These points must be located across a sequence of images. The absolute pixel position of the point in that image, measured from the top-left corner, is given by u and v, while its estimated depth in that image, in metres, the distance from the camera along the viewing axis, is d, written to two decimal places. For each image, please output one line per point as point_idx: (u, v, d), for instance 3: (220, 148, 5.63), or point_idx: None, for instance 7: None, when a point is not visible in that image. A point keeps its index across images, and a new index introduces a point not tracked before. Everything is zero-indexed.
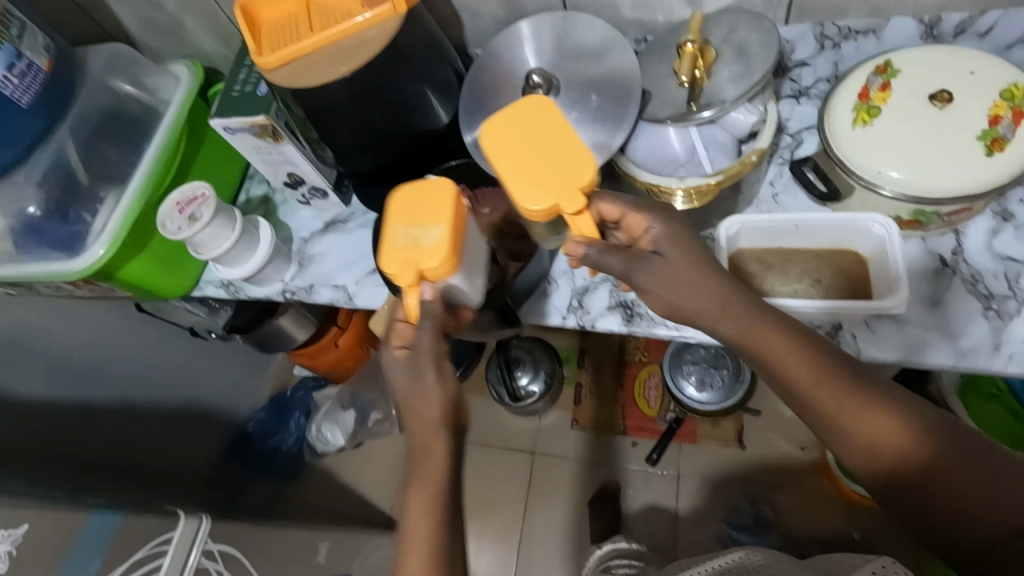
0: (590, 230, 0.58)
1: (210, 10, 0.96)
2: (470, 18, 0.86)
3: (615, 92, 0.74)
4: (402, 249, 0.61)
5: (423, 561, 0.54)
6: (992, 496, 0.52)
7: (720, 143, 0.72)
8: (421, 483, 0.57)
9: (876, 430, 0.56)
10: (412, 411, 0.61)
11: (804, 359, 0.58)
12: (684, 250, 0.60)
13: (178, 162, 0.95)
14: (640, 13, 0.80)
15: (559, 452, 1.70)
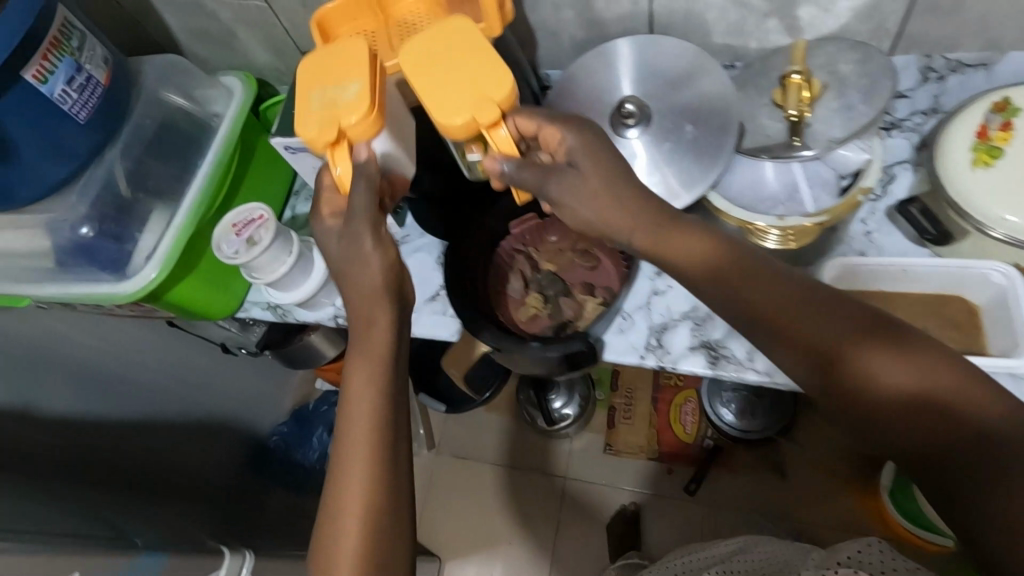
0: (508, 147, 0.57)
1: (267, 22, 0.92)
2: (546, 39, 0.81)
3: (713, 122, 0.69)
4: (320, 110, 0.60)
5: (363, 442, 0.60)
6: (968, 408, 0.48)
7: (824, 181, 0.68)
8: (361, 358, 0.62)
9: (841, 360, 0.52)
10: (349, 279, 0.63)
11: (749, 284, 0.55)
12: (601, 158, 0.58)
13: (230, 179, 0.90)
14: (731, 39, 0.75)
15: (591, 478, 1.66)
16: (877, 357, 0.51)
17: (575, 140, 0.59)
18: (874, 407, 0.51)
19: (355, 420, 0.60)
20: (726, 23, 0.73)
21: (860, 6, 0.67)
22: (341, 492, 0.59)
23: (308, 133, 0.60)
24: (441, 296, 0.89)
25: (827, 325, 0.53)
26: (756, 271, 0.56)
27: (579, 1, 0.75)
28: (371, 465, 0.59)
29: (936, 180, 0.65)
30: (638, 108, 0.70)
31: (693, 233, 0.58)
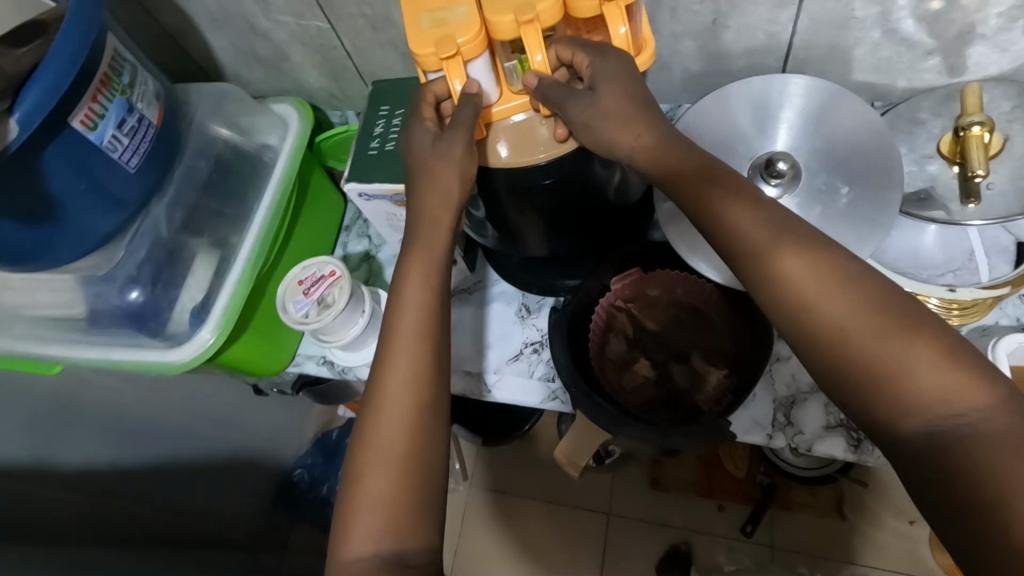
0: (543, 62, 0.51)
1: (328, 45, 0.81)
2: (657, 71, 0.72)
3: (874, 184, 0.59)
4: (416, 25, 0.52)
5: (414, 332, 0.51)
6: (929, 385, 0.38)
7: (1002, 247, 0.61)
8: (421, 250, 0.54)
9: (788, 290, 0.43)
10: (430, 183, 0.54)
11: (695, 196, 0.48)
12: (623, 70, 0.50)
13: (286, 221, 0.81)
14: (874, 76, 0.67)
15: (632, 512, 1.40)
16: (831, 294, 0.42)
17: (610, 57, 0.50)
18: (824, 355, 0.42)
19: (398, 325, 0.52)
20: (875, 62, 0.65)
21: None
22: (380, 400, 0.50)
23: (417, 49, 0.51)
24: (524, 355, 0.80)
25: (778, 247, 0.44)
26: (706, 179, 0.47)
27: (706, 32, 0.66)
28: (415, 372, 0.50)
29: None
30: (789, 167, 0.58)
31: (671, 141, 0.50)
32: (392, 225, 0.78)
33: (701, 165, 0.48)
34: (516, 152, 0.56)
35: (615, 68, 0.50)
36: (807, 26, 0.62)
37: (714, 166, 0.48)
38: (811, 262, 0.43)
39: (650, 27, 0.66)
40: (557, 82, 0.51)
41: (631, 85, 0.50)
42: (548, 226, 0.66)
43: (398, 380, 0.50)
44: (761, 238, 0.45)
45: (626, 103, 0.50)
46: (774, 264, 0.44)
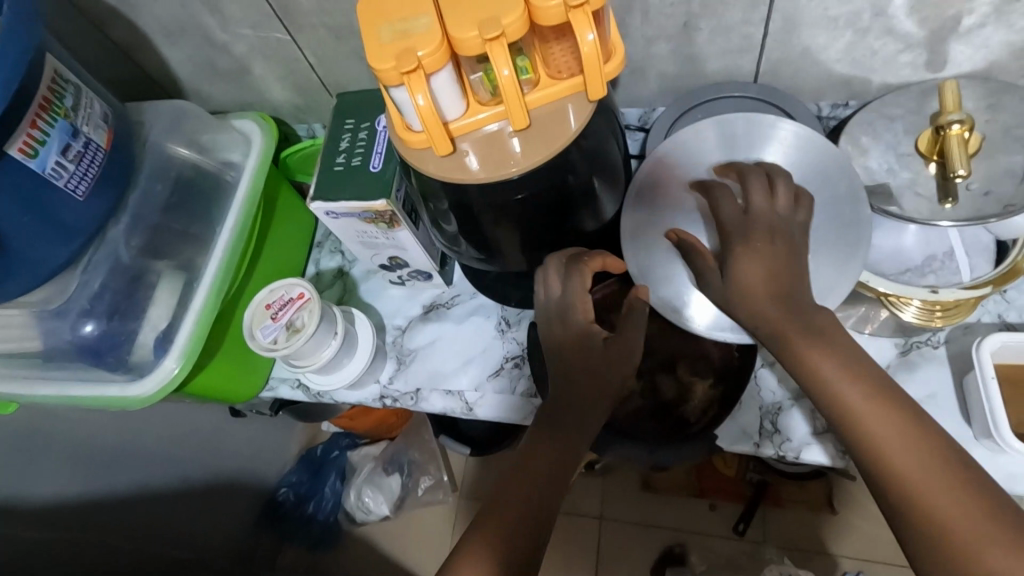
0: (507, 74, 0.48)
1: (291, 57, 0.78)
2: (631, 75, 0.71)
3: (835, 258, 0.58)
4: (377, 40, 0.48)
5: (561, 439, 0.55)
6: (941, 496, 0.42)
7: (982, 246, 0.61)
8: (594, 370, 0.57)
9: (887, 460, 0.44)
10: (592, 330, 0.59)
11: (799, 354, 0.49)
12: (761, 240, 0.52)
13: (252, 241, 0.77)
14: (851, 74, 0.66)
15: (625, 516, 1.38)
16: (928, 471, 0.43)
17: (765, 242, 0.52)
18: (913, 529, 0.42)
19: (532, 454, 0.54)
20: (853, 59, 0.64)
21: (1019, 41, 0.58)
22: (498, 515, 0.51)
23: (376, 63, 0.47)
24: (505, 369, 0.78)
25: (878, 416, 0.45)
26: (814, 341, 0.49)
27: (679, 35, 0.64)
28: (539, 501, 0.51)
29: None
30: None
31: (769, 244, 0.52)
32: (363, 243, 0.76)
33: (809, 326, 0.50)
34: (488, 167, 0.53)
35: (762, 241, 0.52)
36: (781, 26, 0.61)
37: (823, 326, 0.50)
38: (908, 437, 0.44)
39: (622, 31, 0.64)
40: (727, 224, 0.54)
41: (781, 269, 0.52)
42: (525, 240, 0.64)
43: (522, 500, 0.51)
44: (861, 404, 0.46)
45: (757, 265, 0.52)
46: (870, 431, 0.45)
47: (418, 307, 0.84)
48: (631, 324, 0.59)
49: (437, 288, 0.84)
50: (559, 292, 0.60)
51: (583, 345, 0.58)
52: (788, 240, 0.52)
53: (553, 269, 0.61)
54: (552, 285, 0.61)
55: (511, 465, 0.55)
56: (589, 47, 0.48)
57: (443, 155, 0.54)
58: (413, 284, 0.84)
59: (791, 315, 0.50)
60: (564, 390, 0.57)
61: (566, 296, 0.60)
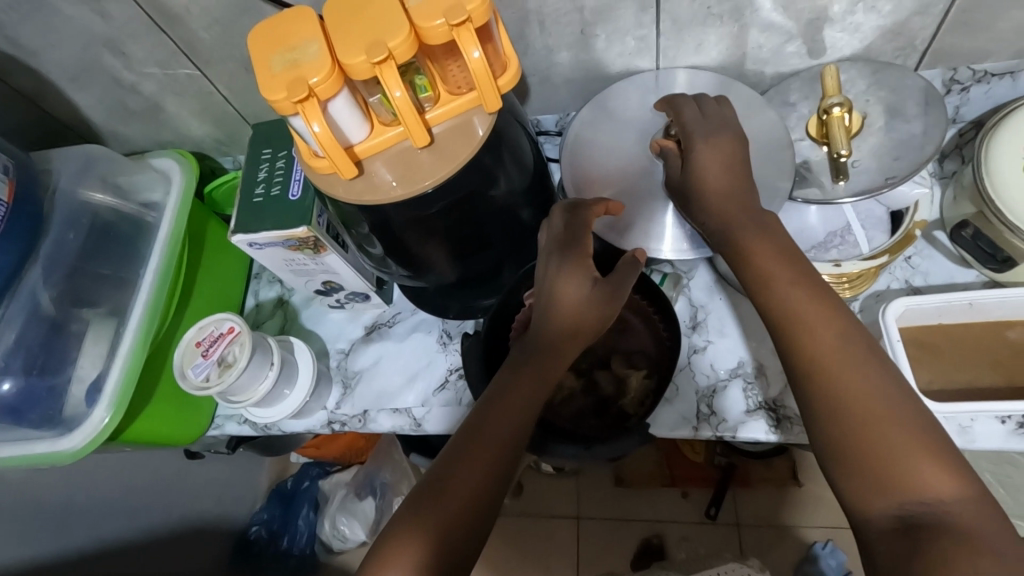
0: (401, 93, 0.49)
1: (204, 91, 0.78)
2: (540, 83, 0.73)
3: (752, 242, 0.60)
4: (271, 72, 0.48)
5: (521, 404, 0.53)
6: (882, 428, 0.43)
7: (877, 218, 0.64)
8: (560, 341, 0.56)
9: (814, 359, 0.46)
10: (576, 279, 0.58)
11: (762, 278, 0.51)
12: (727, 146, 0.58)
13: (180, 279, 0.76)
14: (745, 66, 0.69)
15: (600, 512, 1.39)
16: (849, 369, 0.45)
17: (727, 140, 0.58)
18: (825, 423, 0.45)
19: (504, 402, 0.53)
20: (743, 53, 0.67)
21: (886, 25, 0.62)
22: (459, 470, 0.49)
23: (269, 95, 0.48)
24: (450, 382, 0.78)
25: (822, 332, 0.47)
26: (761, 243, 0.53)
27: (578, 42, 0.66)
28: (501, 456, 0.51)
29: (991, 201, 0.60)
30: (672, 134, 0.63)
31: (732, 153, 0.58)
32: (294, 270, 0.75)
33: (759, 230, 0.54)
34: (402, 182, 0.54)
35: (726, 147, 0.58)
36: (670, 26, 0.64)
37: (771, 232, 0.54)
38: (856, 369, 0.45)
39: (523, 42, 0.67)
40: (698, 120, 0.60)
41: (738, 168, 0.57)
42: (451, 251, 0.65)
43: (485, 460, 0.50)
44: (817, 335, 0.47)
45: (719, 171, 0.57)
46: (812, 349, 0.47)
47: (359, 329, 0.84)
48: (624, 279, 0.59)
49: (377, 307, 0.84)
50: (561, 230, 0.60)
51: (583, 287, 0.57)
52: (738, 139, 0.58)
53: (558, 211, 0.62)
54: (556, 227, 0.61)
55: (475, 414, 0.53)
56: (476, 62, 0.49)
57: (352, 178, 0.54)
58: (352, 307, 0.84)
59: (753, 229, 0.54)
60: (532, 358, 0.56)
61: (573, 234, 0.60)
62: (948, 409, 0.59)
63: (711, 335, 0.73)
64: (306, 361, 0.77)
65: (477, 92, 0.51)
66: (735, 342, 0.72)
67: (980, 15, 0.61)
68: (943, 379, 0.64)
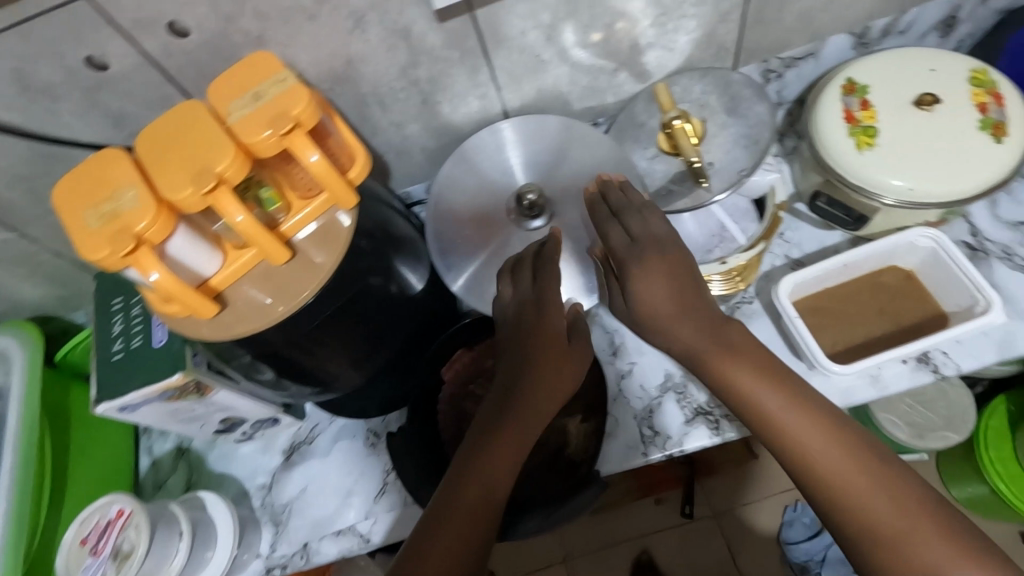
0: (245, 215, 0.45)
1: (29, 252, 0.69)
2: (397, 158, 0.71)
3: None
4: (89, 228, 0.43)
5: (490, 474, 0.51)
6: (910, 538, 0.43)
7: (743, 210, 0.69)
8: (525, 408, 0.55)
9: (815, 461, 0.47)
10: (540, 329, 0.57)
11: (753, 404, 0.51)
12: (676, 264, 0.54)
13: (47, 468, 0.66)
14: (587, 99, 0.71)
15: (585, 549, 1.35)
16: (847, 464, 0.46)
17: (664, 264, 0.54)
18: (841, 518, 0.46)
19: (478, 467, 0.52)
20: (581, 88, 0.69)
21: (697, 37, 0.67)
22: (433, 540, 0.48)
23: (90, 255, 0.42)
24: (390, 483, 0.72)
25: (825, 451, 0.47)
26: (730, 357, 0.52)
27: (422, 113, 0.66)
28: (474, 526, 0.49)
29: (835, 171, 0.65)
30: (535, 195, 0.64)
31: (677, 268, 0.54)
32: (183, 419, 0.67)
33: (725, 343, 0.53)
34: (273, 305, 0.49)
35: (666, 260, 0.54)
36: (506, 80, 0.64)
37: (739, 348, 0.52)
38: (866, 476, 0.46)
39: (368, 124, 0.65)
40: (632, 244, 0.55)
41: (683, 289, 0.53)
42: (352, 353, 0.60)
43: (456, 535, 0.48)
44: (818, 453, 0.47)
45: (669, 292, 0.53)
46: (819, 469, 0.47)
47: (276, 456, 0.77)
48: (582, 341, 0.59)
49: (290, 426, 0.77)
50: (526, 287, 0.60)
51: (555, 341, 0.57)
52: (679, 256, 0.54)
53: (520, 269, 0.61)
54: (524, 277, 0.60)
55: (449, 477, 0.52)
56: (316, 164, 0.47)
57: (213, 314, 0.49)
58: (262, 435, 0.77)
59: (720, 349, 0.52)
60: (496, 429, 0.54)
61: (537, 289, 0.59)
62: (858, 367, 0.62)
63: (633, 356, 0.73)
64: (223, 512, 0.68)
65: (327, 192, 0.49)
66: (657, 357, 0.73)
67: (771, 13, 0.67)
68: (844, 338, 0.67)
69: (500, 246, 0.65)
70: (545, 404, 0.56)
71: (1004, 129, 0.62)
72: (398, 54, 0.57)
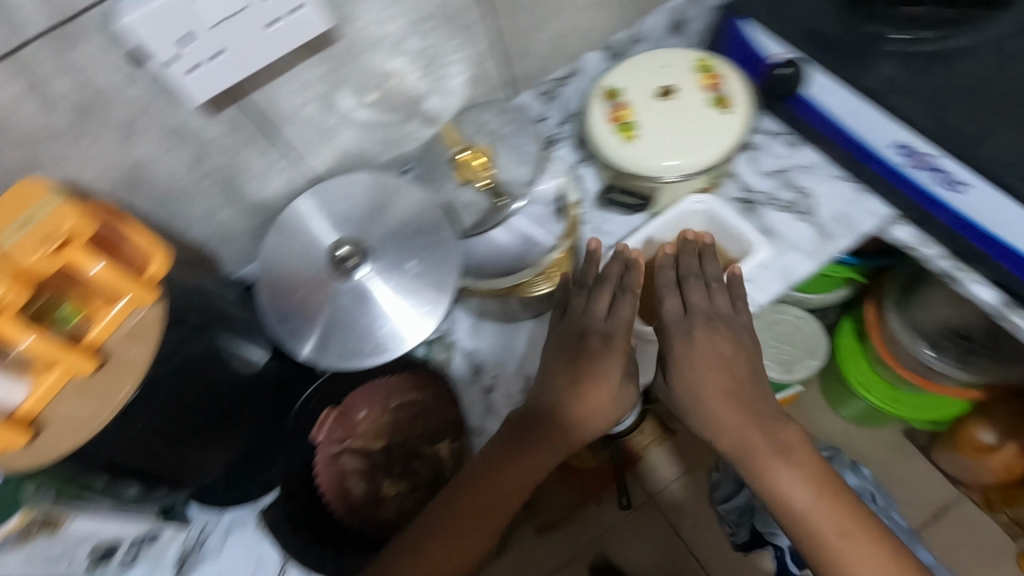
0: (36, 334, 0.47)
1: None
2: (220, 244, 0.73)
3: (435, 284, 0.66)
4: None
5: (486, 492, 0.66)
6: None
7: (545, 217, 0.73)
8: (546, 449, 0.68)
9: (817, 525, 0.63)
10: (594, 380, 0.67)
11: (825, 546, 0.63)
12: (725, 351, 0.69)
13: None
14: (389, 150, 0.77)
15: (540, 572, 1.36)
16: (839, 533, 0.63)
17: (729, 341, 0.70)
18: None
19: (487, 482, 0.66)
20: (377, 142, 0.75)
21: (467, 78, 0.75)
22: (426, 546, 0.64)
23: None
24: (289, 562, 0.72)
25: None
26: (788, 465, 0.65)
27: (229, 197, 0.68)
28: (466, 539, 0.65)
29: (614, 166, 0.75)
30: (351, 249, 0.67)
31: (738, 363, 0.69)
32: None
33: (783, 449, 0.66)
34: (90, 415, 0.49)
35: (715, 346, 0.69)
36: (303, 150, 0.69)
37: (794, 453, 0.66)
38: None
39: (176, 219, 0.66)
40: (706, 307, 0.71)
41: (735, 373, 0.69)
42: (201, 441, 0.62)
43: (444, 542, 0.64)
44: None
45: (715, 375, 0.68)
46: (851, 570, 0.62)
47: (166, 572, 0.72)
48: (623, 400, 0.69)
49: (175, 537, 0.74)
50: (603, 313, 0.70)
51: (596, 394, 0.67)
52: (741, 349, 0.70)
53: (601, 292, 0.71)
54: (601, 305, 0.70)
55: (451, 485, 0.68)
56: (102, 270, 0.49)
57: (26, 442, 0.48)
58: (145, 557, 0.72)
59: (778, 453, 0.66)
60: (516, 461, 0.67)
61: (609, 322, 0.69)
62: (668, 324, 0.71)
63: (494, 370, 0.78)
64: None
65: (124, 293, 0.51)
66: (513, 366, 0.78)
67: (524, 45, 0.76)
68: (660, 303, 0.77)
69: (330, 303, 0.67)
70: (580, 434, 0.68)
71: (731, 102, 0.75)
72: (183, 150, 0.60)
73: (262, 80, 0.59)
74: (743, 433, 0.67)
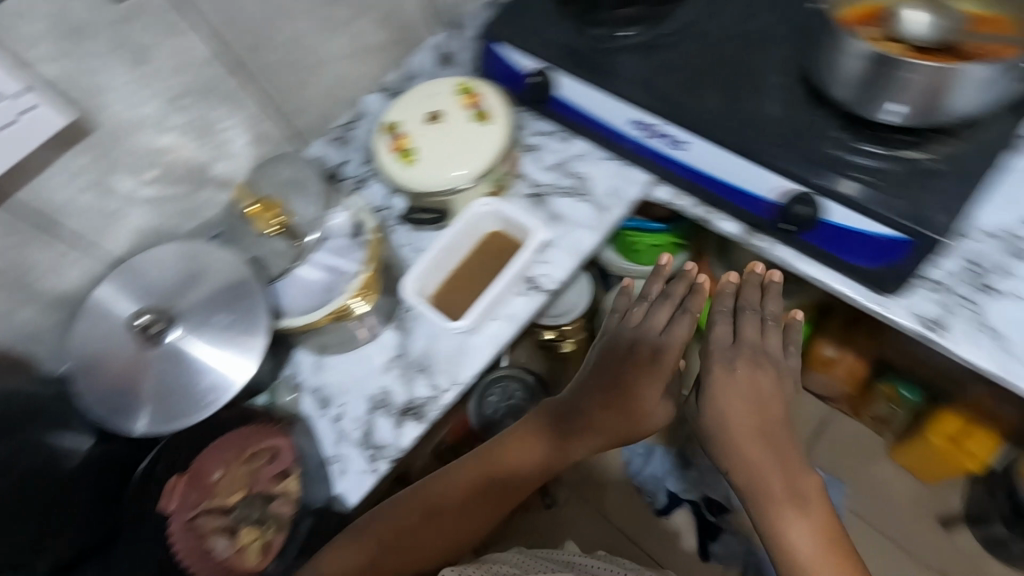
0: None
1: None
2: (28, 345, 0.73)
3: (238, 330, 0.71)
4: None
5: (486, 480, 0.78)
6: None
7: (343, 246, 0.79)
8: (557, 442, 0.79)
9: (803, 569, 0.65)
10: (630, 386, 0.77)
11: None
12: (766, 387, 0.75)
13: None
14: (189, 219, 0.81)
15: None
16: None
17: (773, 382, 0.75)
18: None
19: (493, 465, 0.79)
20: (172, 213, 0.79)
21: (248, 139, 0.82)
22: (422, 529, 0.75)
23: None
24: None
25: None
26: (801, 515, 0.67)
27: (24, 296, 0.70)
28: (458, 523, 0.76)
29: (401, 187, 0.83)
30: (150, 317, 0.70)
31: (778, 404, 0.74)
32: None
33: (798, 499, 0.68)
34: None
35: (755, 376, 0.75)
36: (93, 235, 0.72)
37: (802, 496, 0.68)
38: None
39: None
40: (752, 340, 0.78)
41: (779, 429, 0.73)
42: None
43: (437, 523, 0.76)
44: None
45: (747, 412, 0.73)
46: None
47: None
48: (660, 417, 0.78)
49: None
50: (659, 330, 0.80)
51: (636, 403, 0.76)
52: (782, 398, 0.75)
53: (663, 312, 0.81)
54: (659, 321, 0.80)
55: (466, 465, 0.80)
56: None
57: None
58: None
59: (790, 495, 0.68)
60: (528, 453, 0.80)
61: (663, 336, 0.79)
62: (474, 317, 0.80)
63: (339, 400, 0.83)
64: None
65: None
66: (355, 391, 0.83)
67: (294, 99, 0.85)
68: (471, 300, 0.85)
69: (145, 372, 0.70)
70: (596, 434, 0.78)
71: (489, 115, 0.85)
72: None
73: (24, 177, 0.63)
74: (763, 466, 0.70)
